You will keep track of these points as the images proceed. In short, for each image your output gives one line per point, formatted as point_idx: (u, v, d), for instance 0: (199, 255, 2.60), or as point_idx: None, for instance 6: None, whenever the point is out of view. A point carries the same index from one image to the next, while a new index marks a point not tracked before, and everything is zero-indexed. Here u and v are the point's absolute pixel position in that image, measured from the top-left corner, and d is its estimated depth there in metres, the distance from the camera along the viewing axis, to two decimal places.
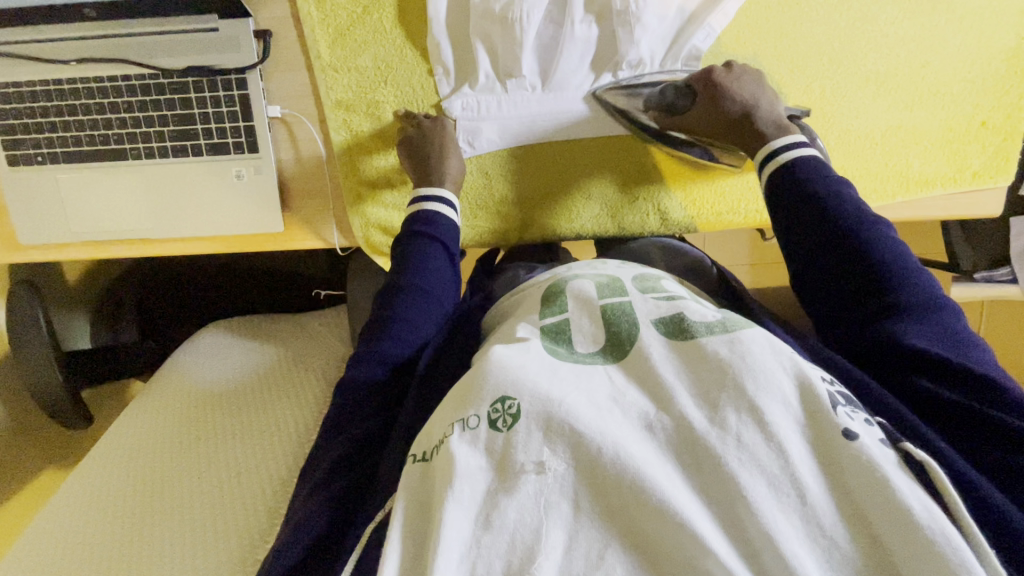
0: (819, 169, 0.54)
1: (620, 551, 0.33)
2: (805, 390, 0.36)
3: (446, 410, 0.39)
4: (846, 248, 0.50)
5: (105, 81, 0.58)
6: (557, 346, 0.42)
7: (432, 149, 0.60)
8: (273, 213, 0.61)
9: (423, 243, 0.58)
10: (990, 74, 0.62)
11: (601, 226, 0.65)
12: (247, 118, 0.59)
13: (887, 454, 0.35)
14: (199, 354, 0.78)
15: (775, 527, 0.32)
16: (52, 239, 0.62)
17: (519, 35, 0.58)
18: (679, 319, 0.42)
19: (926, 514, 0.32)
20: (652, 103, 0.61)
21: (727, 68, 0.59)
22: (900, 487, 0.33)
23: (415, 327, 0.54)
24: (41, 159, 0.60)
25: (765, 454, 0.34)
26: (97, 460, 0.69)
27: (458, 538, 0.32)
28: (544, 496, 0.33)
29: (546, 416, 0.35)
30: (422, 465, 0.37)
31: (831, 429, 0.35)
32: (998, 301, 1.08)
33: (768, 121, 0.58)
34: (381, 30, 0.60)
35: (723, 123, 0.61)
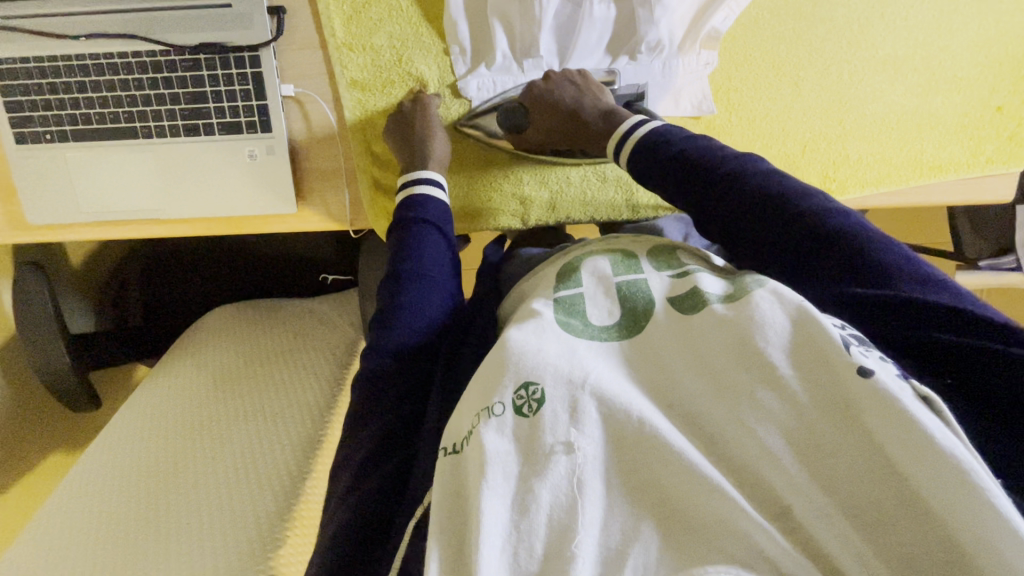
0: (669, 135, 0.56)
1: (654, 522, 0.33)
2: (811, 333, 0.36)
3: (471, 398, 0.39)
4: (740, 202, 0.51)
5: (116, 57, 0.57)
6: (569, 318, 0.42)
7: (420, 129, 0.60)
8: (286, 193, 0.61)
9: (419, 229, 0.57)
10: (1004, 60, 0.62)
11: (616, 211, 0.66)
12: (261, 97, 0.58)
13: (904, 386, 0.34)
14: (203, 341, 0.78)
15: (795, 477, 0.33)
16: (62, 219, 0.62)
17: (539, 14, 0.57)
18: (694, 295, 0.41)
19: (949, 443, 0.31)
20: (500, 121, 0.61)
21: (544, 79, 0.61)
22: (922, 419, 0.32)
23: (420, 313, 0.53)
24: (50, 137, 0.59)
25: (779, 408, 0.34)
26: (107, 446, 0.68)
27: (497, 525, 0.33)
28: (576, 474, 0.33)
29: (572, 399, 0.35)
30: (453, 457, 0.37)
31: (844, 367, 0.34)
32: (998, 290, 1.09)
33: (600, 116, 0.60)
34: (397, 9, 0.60)
35: (564, 129, 0.62)
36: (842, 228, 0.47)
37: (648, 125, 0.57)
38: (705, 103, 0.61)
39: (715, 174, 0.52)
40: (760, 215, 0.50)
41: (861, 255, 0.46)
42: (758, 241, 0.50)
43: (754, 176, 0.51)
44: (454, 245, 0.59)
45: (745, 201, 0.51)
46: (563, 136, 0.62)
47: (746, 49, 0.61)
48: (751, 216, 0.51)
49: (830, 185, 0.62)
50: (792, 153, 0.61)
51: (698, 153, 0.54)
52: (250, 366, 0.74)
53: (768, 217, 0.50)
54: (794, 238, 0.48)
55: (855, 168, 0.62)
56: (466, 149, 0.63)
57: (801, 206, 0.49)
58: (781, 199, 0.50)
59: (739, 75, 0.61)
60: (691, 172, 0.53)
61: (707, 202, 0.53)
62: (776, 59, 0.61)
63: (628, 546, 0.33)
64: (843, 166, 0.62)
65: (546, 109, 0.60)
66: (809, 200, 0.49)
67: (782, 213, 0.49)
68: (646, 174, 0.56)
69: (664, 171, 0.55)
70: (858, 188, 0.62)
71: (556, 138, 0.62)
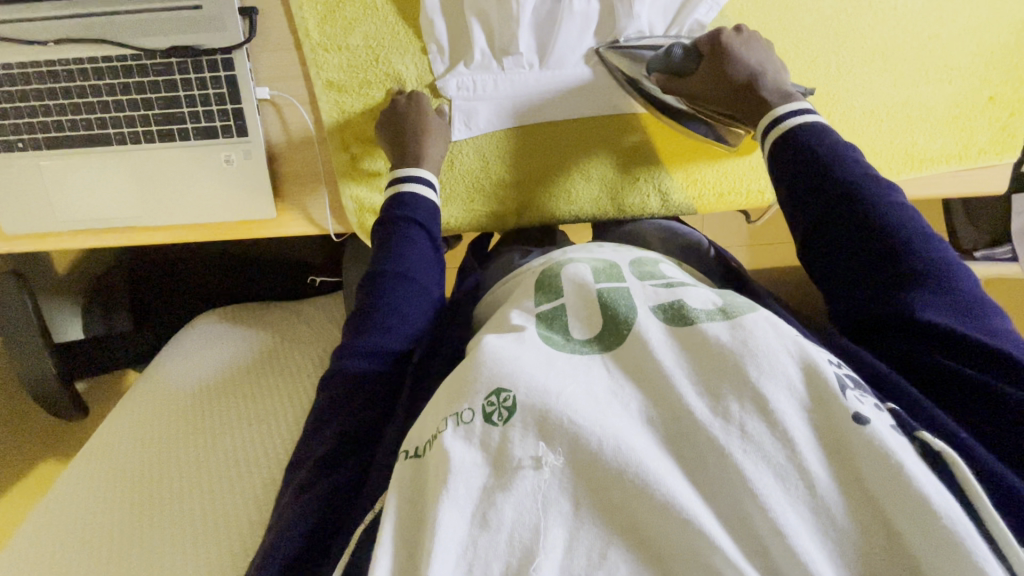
0: (823, 137, 0.53)
1: (623, 548, 0.32)
2: (811, 374, 0.36)
3: (440, 402, 0.39)
4: (852, 222, 0.50)
5: (86, 62, 0.56)
6: (550, 333, 0.41)
7: (412, 127, 0.58)
8: (265, 199, 0.59)
9: (403, 226, 0.56)
10: (997, 47, 0.60)
11: (601, 209, 0.64)
12: (235, 101, 0.57)
13: (898, 438, 0.34)
14: (195, 344, 0.77)
15: (784, 520, 0.31)
16: (38, 228, 0.61)
17: (516, 10, 0.56)
18: (678, 306, 0.41)
19: (942, 501, 0.31)
20: (651, 61, 0.58)
21: (735, 31, 0.58)
22: (916, 475, 0.32)
23: (402, 317, 0.52)
24: (23, 145, 0.58)
25: (771, 444, 0.33)
26: (92, 453, 0.68)
27: (453, 537, 0.32)
28: (542, 492, 0.33)
29: (543, 414, 0.34)
30: (414, 461, 0.37)
31: (840, 412, 0.34)
32: (995, 281, 1.08)
33: (773, 91, 0.57)
34: (372, 7, 0.59)
35: (723, 90, 0.60)
36: (957, 279, 0.46)
37: (807, 117, 0.55)
38: None
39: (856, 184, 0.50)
40: (872, 240, 0.48)
41: (981, 313, 0.45)
42: (860, 264, 0.49)
43: (877, 202, 0.49)
44: (439, 248, 0.59)
45: (858, 222, 0.49)
46: (720, 98, 0.60)
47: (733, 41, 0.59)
48: (863, 236, 0.49)
49: None
50: None
51: (851, 163, 0.52)
52: (237, 370, 0.74)
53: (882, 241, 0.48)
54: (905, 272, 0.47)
55: None
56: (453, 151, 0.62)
57: (918, 243, 0.47)
58: (917, 226, 0.48)
59: None
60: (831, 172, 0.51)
61: (830, 207, 0.51)
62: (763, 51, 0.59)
63: (593, 572, 0.31)
64: None
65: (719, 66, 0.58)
66: (937, 239, 0.48)
67: (914, 239, 0.47)
68: (783, 165, 0.54)
69: (803, 169, 0.53)
70: None
71: (708, 98, 0.60)
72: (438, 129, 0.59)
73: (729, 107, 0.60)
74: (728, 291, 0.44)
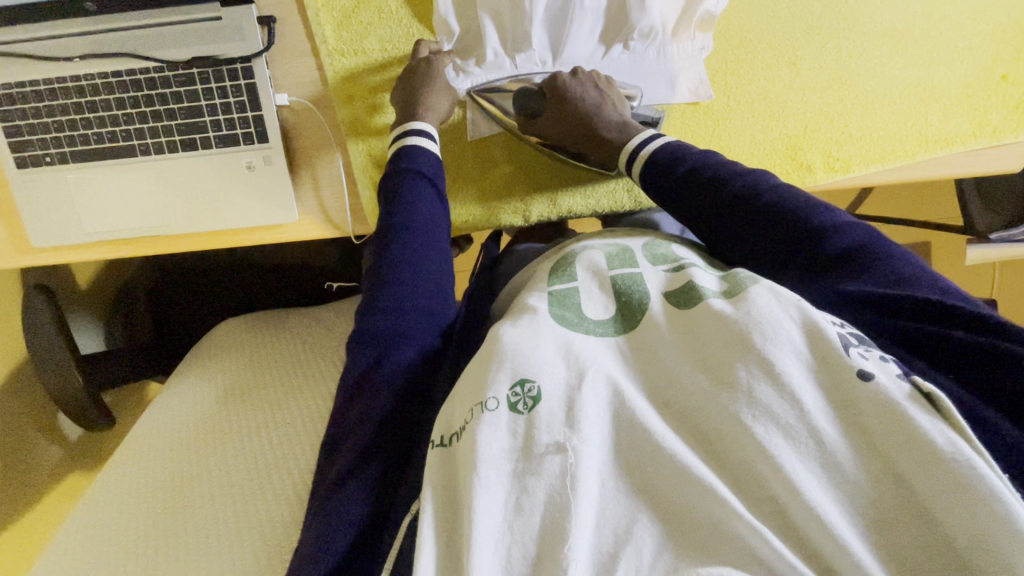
0: (684, 146, 0.56)
1: (649, 522, 0.33)
2: (813, 334, 0.36)
3: (463, 391, 0.39)
4: (747, 215, 0.51)
5: (111, 76, 0.57)
6: (564, 313, 0.42)
7: (423, 79, 0.58)
8: (288, 203, 0.61)
9: (410, 180, 0.55)
10: (1007, 27, 0.61)
11: (617, 201, 0.65)
12: (256, 108, 0.58)
13: (904, 387, 0.34)
14: (216, 353, 0.78)
15: (797, 478, 0.32)
16: (64, 241, 0.62)
17: (528, 9, 0.56)
18: (689, 288, 0.42)
19: (950, 445, 0.31)
20: (513, 101, 0.59)
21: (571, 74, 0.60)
22: (922, 422, 0.32)
23: (414, 267, 0.51)
24: (51, 159, 0.59)
25: (780, 406, 0.33)
26: (122, 461, 0.69)
27: (490, 524, 0.33)
28: (570, 473, 0.33)
29: (570, 399, 0.35)
30: (442, 449, 0.37)
31: (845, 370, 0.34)
32: (1010, 262, 1.09)
33: (613, 124, 0.59)
34: (386, 11, 0.61)
35: (573, 130, 0.60)
36: (852, 242, 0.47)
37: (659, 141, 0.57)
38: (702, 88, 0.60)
39: (727, 189, 0.52)
40: (770, 225, 0.50)
41: (879, 264, 0.45)
42: (770, 248, 0.50)
43: (763, 189, 0.51)
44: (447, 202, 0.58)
45: (753, 211, 0.51)
46: (570, 137, 0.61)
47: (742, 32, 0.60)
48: (759, 221, 0.51)
49: (833, 166, 0.61)
50: (793, 134, 0.61)
51: (711, 168, 0.54)
52: (259, 374, 0.75)
53: (777, 221, 0.50)
54: (806, 246, 0.48)
55: (859, 146, 0.61)
56: (466, 149, 0.62)
57: (804, 212, 0.49)
58: (795, 208, 0.50)
59: (735, 58, 0.60)
60: (698, 183, 0.54)
61: (711, 213, 0.53)
62: (773, 39, 0.60)
63: (620, 548, 0.32)
64: (846, 144, 0.61)
65: (565, 107, 0.59)
66: (818, 212, 0.49)
67: (796, 220, 0.49)
68: (654, 189, 0.56)
69: (670, 188, 0.55)
70: (865, 165, 0.61)
71: (564, 138, 0.61)
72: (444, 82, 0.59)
73: (583, 145, 0.61)
74: (734, 269, 0.44)
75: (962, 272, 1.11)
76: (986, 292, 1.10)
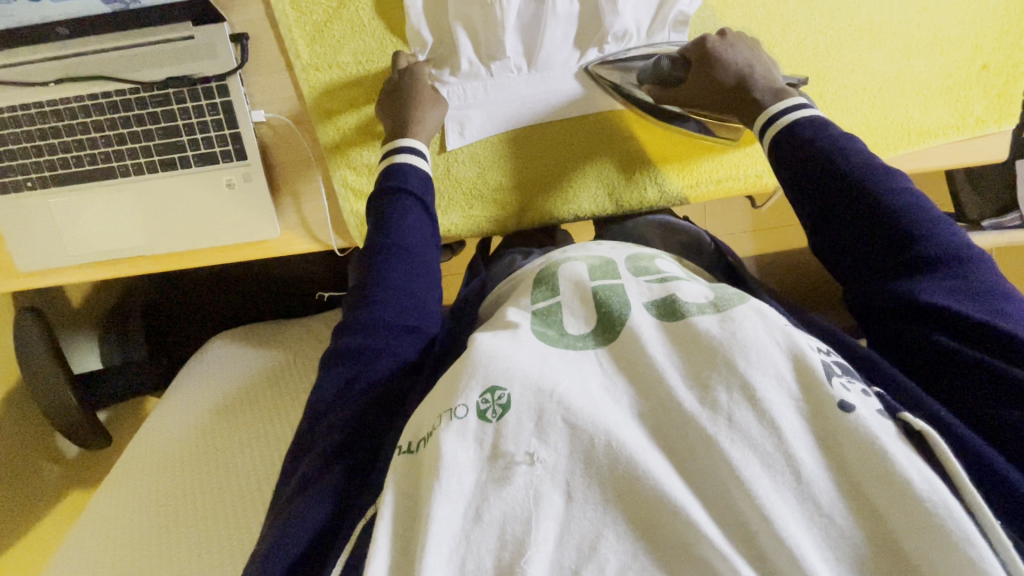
0: (824, 129, 0.53)
1: (615, 540, 0.33)
2: (799, 364, 0.36)
3: (436, 401, 0.39)
4: (865, 209, 0.48)
5: (86, 99, 0.57)
6: (545, 329, 0.42)
7: (409, 94, 0.58)
8: (266, 219, 0.60)
9: (398, 199, 0.55)
10: (988, 15, 0.60)
11: (599, 206, 0.64)
12: (232, 125, 0.58)
13: (886, 426, 0.35)
14: (211, 366, 0.78)
15: (770, 506, 0.31)
16: (48, 263, 0.62)
17: (500, 16, 0.56)
18: (673, 301, 0.42)
19: (927, 487, 0.31)
20: (641, 77, 0.60)
21: (718, 36, 0.58)
22: (899, 459, 0.32)
23: (393, 283, 0.51)
24: (31, 184, 0.60)
25: (757, 431, 0.34)
26: (115, 479, 0.70)
27: (448, 531, 0.33)
28: (535, 487, 0.33)
29: (538, 408, 0.35)
30: (407, 456, 0.38)
31: (826, 401, 0.35)
32: (1004, 247, 1.08)
33: (762, 85, 0.57)
34: (359, 23, 0.61)
35: (711, 93, 0.60)
36: (965, 262, 0.45)
37: (806, 108, 0.54)
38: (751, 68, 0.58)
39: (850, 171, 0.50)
40: (858, 211, 0.49)
41: (988, 292, 0.43)
42: (844, 236, 0.50)
43: (886, 184, 0.49)
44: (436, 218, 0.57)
45: (859, 205, 0.49)
46: (711, 102, 0.60)
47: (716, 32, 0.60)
48: (853, 207, 0.49)
49: None
50: None
51: (841, 149, 0.51)
52: (250, 388, 0.75)
53: (867, 213, 0.48)
54: (889, 242, 0.47)
55: None
56: (449, 155, 0.62)
57: (927, 216, 0.47)
58: (919, 210, 0.47)
59: None
60: (827, 163, 0.51)
61: (830, 194, 0.50)
62: (748, 38, 0.60)
63: (583, 564, 0.32)
64: None
65: (709, 70, 0.58)
66: (941, 222, 0.47)
67: (915, 221, 0.46)
68: (780, 158, 0.54)
69: (801, 160, 0.52)
70: None
71: (707, 104, 0.61)
72: (432, 95, 0.59)
73: (724, 110, 0.60)
74: (721, 283, 0.44)
75: None
76: None
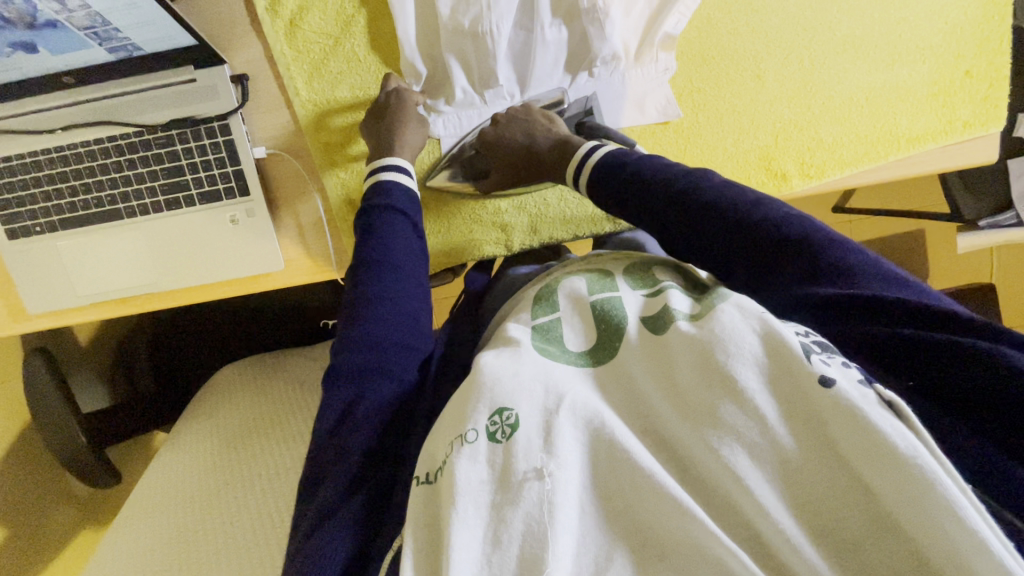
0: (626, 159, 0.55)
1: (629, 549, 0.34)
2: (773, 344, 0.36)
3: (448, 424, 0.39)
4: (697, 227, 0.50)
5: (93, 144, 0.59)
6: (546, 346, 0.42)
7: (393, 115, 0.59)
8: (272, 251, 0.61)
9: (385, 216, 0.55)
10: (966, 23, 0.61)
11: (598, 225, 0.66)
12: (235, 163, 0.59)
13: (867, 394, 0.34)
14: (223, 400, 0.78)
15: (762, 497, 0.32)
16: (59, 305, 0.63)
17: (491, 47, 0.58)
18: (664, 313, 0.41)
19: (909, 447, 0.31)
20: (459, 171, 0.63)
21: (492, 124, 0.62)
22: (884, 427, 0.32)
23: (385, 306, 0.51)
24: (41, 228, 0.61)
25: (743, 423, 0.34)
26: (126, 519, 0.69)
27: (468, 556, 0.33)
28: (548, 500, 0.33)
29: (546, 423, 0.36)
30: (426, 487, 0.38)
31: (806, 378, 0.34)
32: (1004, 247, 1.10)
33: (554, 152, 0.60)
34: (355, 60, 0.63)
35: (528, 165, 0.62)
36: (801, 232, 0.46)
37: (603, 149, 0.57)
38: (669, 108, 0.61)
39: (680, 195, 0.51)
40: (714, 230, 0.49)
41: (826, 256, 0.44)
42: (710, 254, 0.49)
43: (714, 198, 0.50)
44: (422, 234, 0.58)
45: (707, 224, 0.49)
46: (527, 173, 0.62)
47: (704, 50, 0.61)
48: (714, 227, 0.49)
49: (808, 172, 0.61)
50: (765, 144, 0.61)
51: (660, 174, 0.53)
52: (258, 420, 0.75)
53: (692, 224, 0.50)
54: (747, 246, 0.47)
55: (831, 151, 0.61)
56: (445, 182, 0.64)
57: (751, 210, 0.48)
58: (740, 208, 0.49)
59: (700, 76, 0.61)
60: (655, 195, 0.52)
61: (670, 223, 0.51)
62: (735, 56, 0.61)
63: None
64: (818, 150, 0.61)
65: (500, 152, 0.61)
66: (764, 209, 0.48)
67: (743, 221, 0.48)
68: (609, 201, 0.56)
69: (630, 201, 0.54)
70: (839, 170, 0.61)
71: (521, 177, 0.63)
72: (414, 114, 0.60)
73: (540, 176, 0.62)
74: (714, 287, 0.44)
75: (957, 258, 1.12)
76: (982, 276, 1.11)
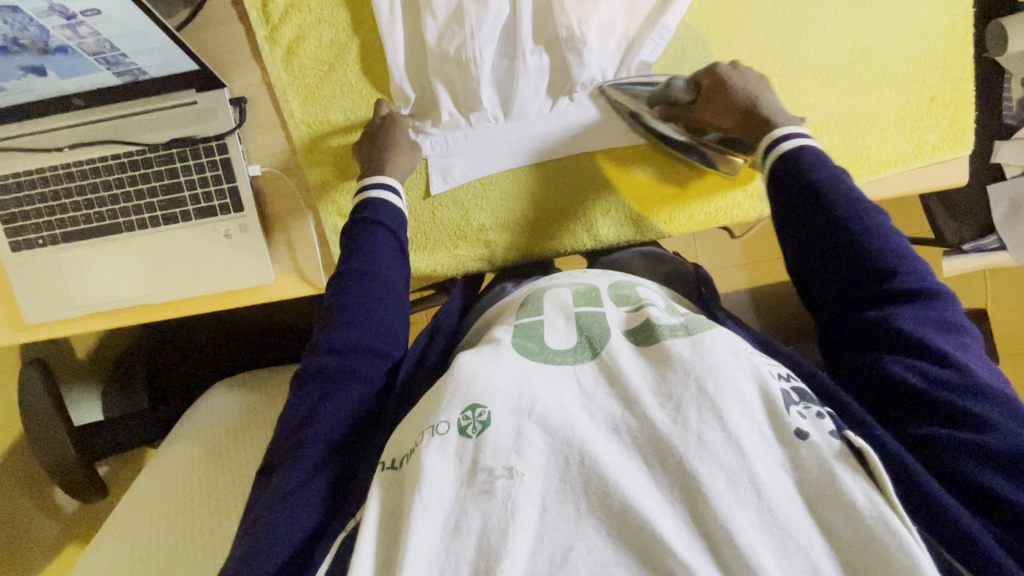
0: (816, 161, 0.55)
1: (587, 549, 0.33)
2: (762, 390, 0.38)
3: (422, 415, 0.40)
4: (841, 247, 0.51)
5: (97, 161, 0.62)
6: (525, 342, 0.44)
7: (385, 138, 0.62)
8: (261, 266, 0.63)
9: (369, 229, 0.57)
10: (930, 53, 0.64)
11: (578, 242, 0.67)
12: (230, 180, 0.62)
13: (836, 446, 0.36)
14: (207, 415, 0.76)
15: (733, 521, 0.33)
16: (55, 315, 0.65)
17: (475, 73, 0.61)
18: (647, 326, 0.44)
19: (871, 508, 0.33)
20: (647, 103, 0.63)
21: (729, 65, 0.61)
22: (847, 481, 0.34)
23: (364, 310, 0.53)
24: (43, 241, 0.63)
25: (726, 452, 0.35)
26: (106, 529, 0.70)
27: (425, 544, 0.33)
28: (512, 498, 0.34)
29: (517, 426, 0.36)
30: (391, 472, 0.39)
31: (785, 429, 0.37)
32: (996, 272, 1.11)
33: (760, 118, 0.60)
34: (347, 84, 0.66)
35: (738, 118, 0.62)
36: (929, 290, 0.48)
37: (807, 143, 0.57)
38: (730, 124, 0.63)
39: (837, 213, 0.52)
40: (849, 253, 0.50)
41: (949, 322, 0.47)
42: (827, 274, 0.51)
43: (859, 226, 0.51)
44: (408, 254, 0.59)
45: (840, 244, 0.51)
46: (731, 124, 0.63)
47: (678, 76, 0.65)
48: (850, 254, 0.50)
49: None
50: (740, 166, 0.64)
51: (839, 188, 0.53)
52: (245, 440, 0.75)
53: (834, 240, 0.51)
54: (859, 279, 0.50)
55: None
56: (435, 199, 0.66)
57: (893, 250, 0.50)
58: (888, 244, 0.50)
59: None
60: (826, 201, 0.52)
61: (815, 232, 0.52)
62: None
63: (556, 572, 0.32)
64: None
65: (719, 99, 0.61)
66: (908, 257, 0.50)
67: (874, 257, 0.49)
68: (775, 191, 0.56)
69: (802, 195, 0.54)
70: None
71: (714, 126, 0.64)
72: (406, 141, 0.63)
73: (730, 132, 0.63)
74: (694, 314, 0.46)
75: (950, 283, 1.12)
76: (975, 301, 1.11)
